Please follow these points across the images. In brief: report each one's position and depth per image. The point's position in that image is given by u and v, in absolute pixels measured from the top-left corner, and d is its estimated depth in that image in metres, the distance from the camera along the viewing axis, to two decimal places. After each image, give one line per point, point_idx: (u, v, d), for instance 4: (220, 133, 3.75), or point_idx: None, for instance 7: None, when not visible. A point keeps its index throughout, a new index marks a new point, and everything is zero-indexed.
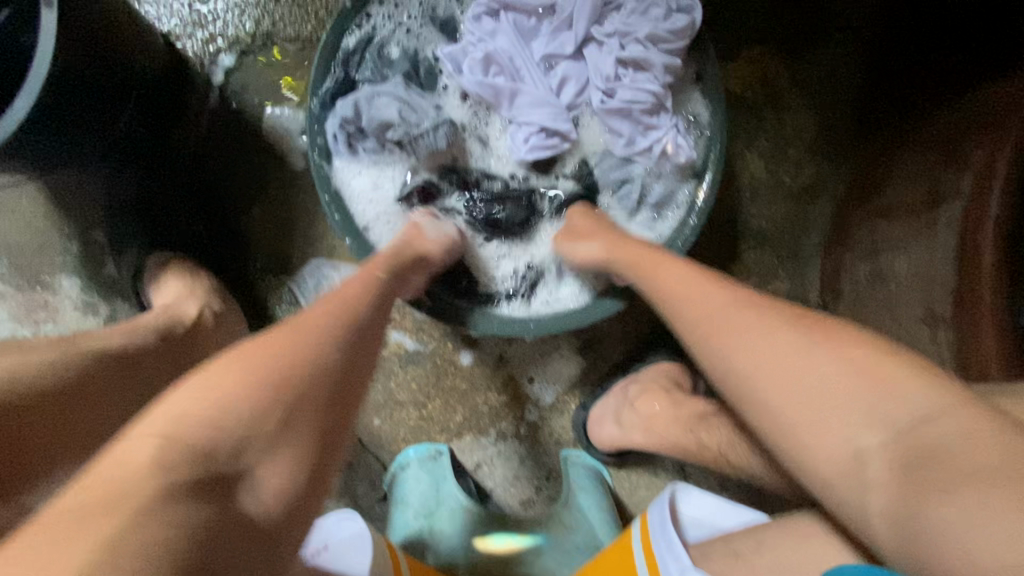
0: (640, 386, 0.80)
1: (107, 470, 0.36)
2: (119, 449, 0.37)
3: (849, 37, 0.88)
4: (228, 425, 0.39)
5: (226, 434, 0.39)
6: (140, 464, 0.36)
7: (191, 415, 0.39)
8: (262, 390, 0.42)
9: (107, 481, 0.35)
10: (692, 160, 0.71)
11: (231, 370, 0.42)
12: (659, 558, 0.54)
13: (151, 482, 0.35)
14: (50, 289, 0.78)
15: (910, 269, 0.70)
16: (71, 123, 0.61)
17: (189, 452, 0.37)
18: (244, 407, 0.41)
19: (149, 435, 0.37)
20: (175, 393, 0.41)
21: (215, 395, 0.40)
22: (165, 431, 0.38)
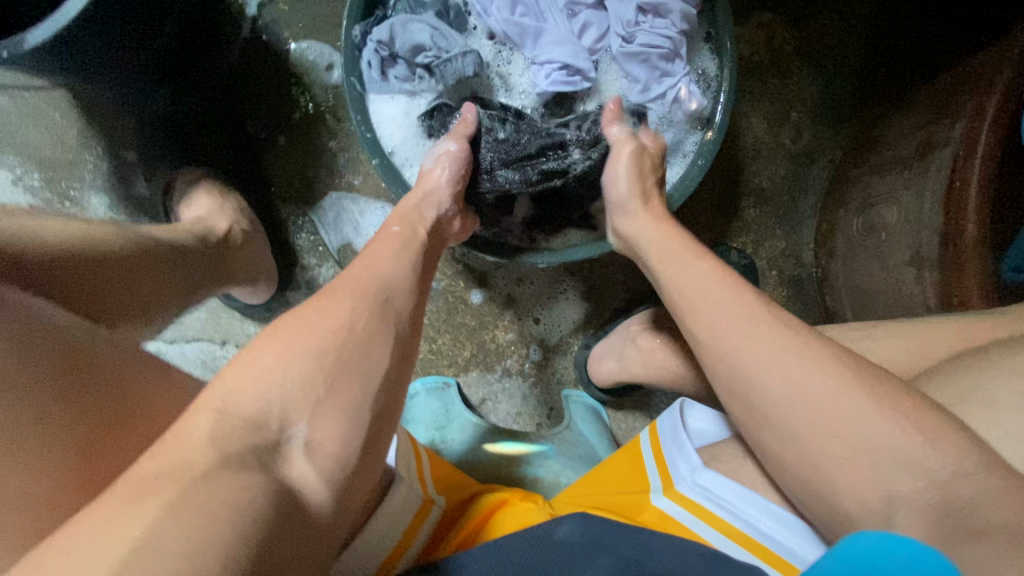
0: (641, 323, 0.84)
1: (236, 379, 0.38)
2: (251, 357, 0.39)
3: (852, 10, 0.92)
4: (328, 360, 0.40)
5: (323, 371, 0.40)
6: (265, 377, 0.38)
7: (308, 339, 0.41)
8: (357, 335, 0.43)
9: (237, 387, 0.37)
10: (702, 107, 0.74)
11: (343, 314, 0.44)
12: (669, 461, 0.58)
13: (257, 374, 0.38)
14: (79, 204, 0.81)
15: (902, 217, 0.75)
16: (117, 33, 0.64)
17: (299, 374, 0.39)
18: (341, 350, 0.41)
19: (273, 349, 0.40)
20: (300, 317, 0.43)
21: (325, 328, 0.42)
22: (288, 347, 0.40)
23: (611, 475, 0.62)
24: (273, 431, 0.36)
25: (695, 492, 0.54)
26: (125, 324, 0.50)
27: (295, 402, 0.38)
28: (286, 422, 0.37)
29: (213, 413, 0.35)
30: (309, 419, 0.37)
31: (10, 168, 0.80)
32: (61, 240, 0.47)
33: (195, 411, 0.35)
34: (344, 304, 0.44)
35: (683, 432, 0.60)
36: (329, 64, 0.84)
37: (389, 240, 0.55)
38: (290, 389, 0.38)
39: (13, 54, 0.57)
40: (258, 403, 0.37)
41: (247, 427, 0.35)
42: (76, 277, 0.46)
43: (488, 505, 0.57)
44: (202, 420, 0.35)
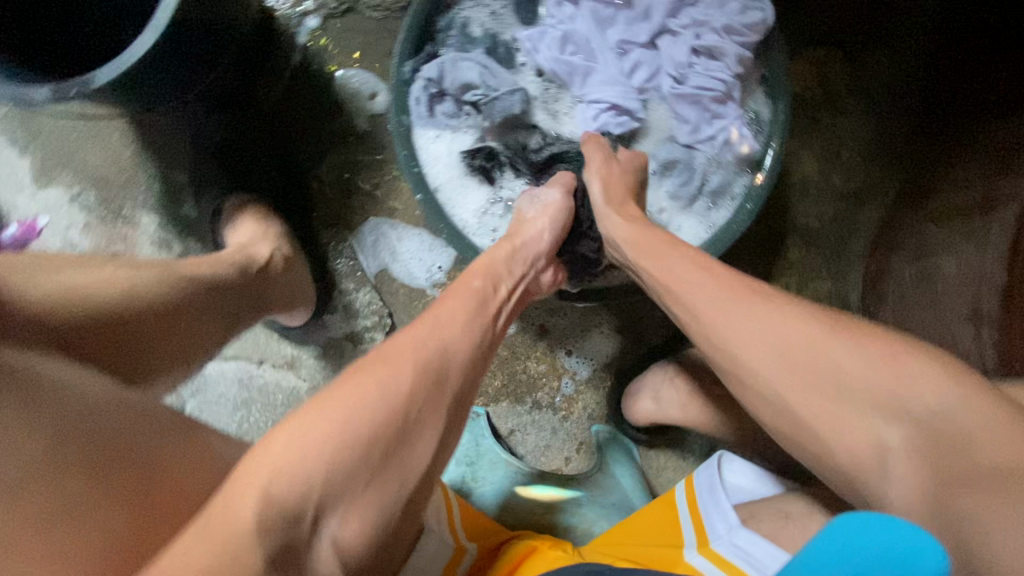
0: (679, 363, 0.81)
1: (283, 453, 0.39)
2: (305, 426, 0.41)
3: (915, 50, 0.89)
4: (373, 454, 0.42)
5: (366, 464, 0.41)
6: (317, 455, 0.40)
7: (361, 421, 0.42)
8: (407, 421, 0.44)
9: (285, 463, 0.39)
10: (752, 150, 0.73)
11: (401, 395, 0.44)
12: (704, 516, 0.56)
13: (304, 473, 0.39)
14: (130, 223, 0.84)
15: (958, 271, 0.72)
16: (177, 66, 0.66)
17: (344, 469, 0.40)
18: (390, 439, 0.43)
19: (331, 424, 0.41)
20: (362, 385, 0.44)
21: (381, 406, 0.43)
22: (342, 424, 0.41)
23: (640, 526, 0.60)
24: (305, 524, 0.39)
25: (731, 551, 0.51)
26: (162, 376, 0.54)
27: (333, 493, 0.40)
28: (319, 514, 0.40)
29: (257, 495, 0.37)
30: (342, 513, 0.41)
31: (68, 187, 0.83)
32: (107, 299, 0.50)
33: (242, 483, 0.38)
34: (407, 383, 0.45)
35: (719, 487, 0.58)
36: (372, 92, 0.85)
37: (464, 300, 0.54)
38: (328, 486, 0.40)
39: (84, 91, 0.59)
40: (298, 493, 0.39)
41: (285, 522, 0.38)
42: (117, 339, 0.49)
43: (517, 550, 0.56)
44: (248, 500, 0.37)
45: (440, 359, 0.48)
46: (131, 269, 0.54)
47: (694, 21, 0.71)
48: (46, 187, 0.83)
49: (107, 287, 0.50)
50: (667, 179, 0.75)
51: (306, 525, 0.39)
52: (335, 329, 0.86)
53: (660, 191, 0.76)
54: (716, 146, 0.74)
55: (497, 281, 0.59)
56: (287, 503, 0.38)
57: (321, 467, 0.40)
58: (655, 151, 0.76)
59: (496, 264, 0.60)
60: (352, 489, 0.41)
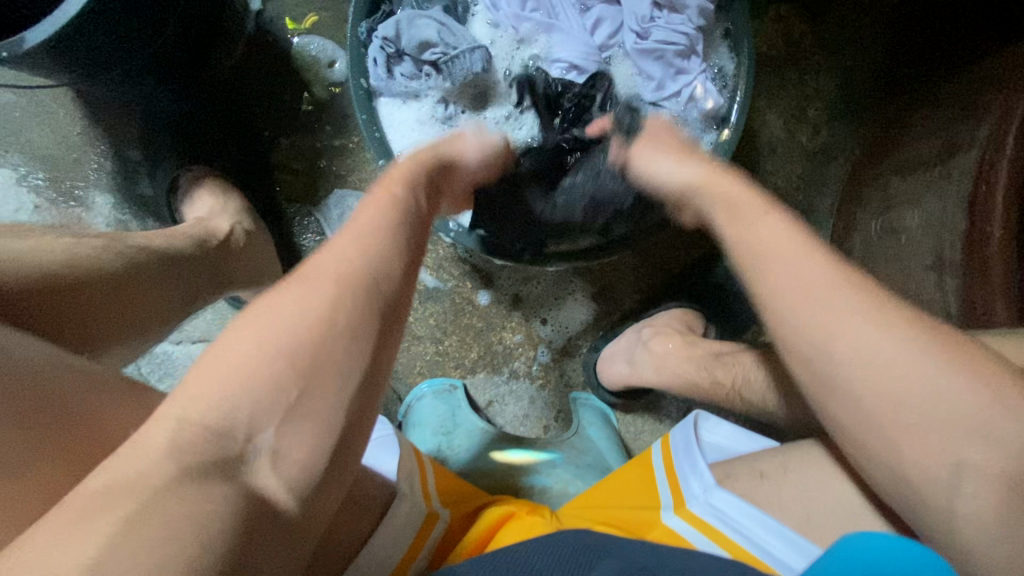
0: (654, 327, 0.82)
1: (198, 381, 0.34)
2: (213, 356, 0.36)
3: (878, 5, 0.89)
4: (300, 361, 0.36)
5: (294, 371, 0.36)
6: (232, 374, 0.35)
7: (272, 334, 0.36)
8: (338, 329, 0.38)
9: (198, 390, 0.34)
10: (717, 106, 0.72)
11: (308, 306, 0.38)
12: (682, 478, 0.56)
13: (224, 395, 0.34)
14: (84, 203, 0.80)
15: (923, 221, 0.72)
16: (119, 27, 0.62)
17: (270, 382, 0.35)
18: (317, 345, 0.37)
19: (241, 344, 0.36)
20: (269, 304, 0.38)
21: (302, 323, 0.37)
22: (253, 344, 0.36)
23: (618, 487, 0.60)
24: (239, 441, 0.33)
25: (707, 511, 0.52)
26: (114, 346, 0.51)
27: (261, 409, 0.34)
28: (254, 430, 0.34)
29: (172, 422, 0.32)
30: (280, 425, 0.35)
31: (14, 167, 0.79)
32: (57, 261, 0.47)
33: (155, 416, 0.33)
34: (328, 289, 0.39)
35: (695, 445, 0.58)
36: (331, 60, 0.83)
37: (382, 205, 0.48)
38: (254, 402, 0.34)
39: (16, 51, 0.56)
40: (219, 412, 0.33)
41: (211, 440, 0.33)
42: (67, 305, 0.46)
43: (498, 516, 0.55)
44: (161, 428, 0.32)
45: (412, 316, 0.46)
46: (73, 238, 0.52)
47: None
48: None
49: (47, 253, 0.48)
50: None
51: (242, 444, 0.34)
52: None
53: None
54: (681, 102, 0.73)
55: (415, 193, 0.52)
56: (208, 423, 0.33)
57: (241, 387, 0.34)
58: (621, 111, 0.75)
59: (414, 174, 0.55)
60: (285, 401, 0.35)
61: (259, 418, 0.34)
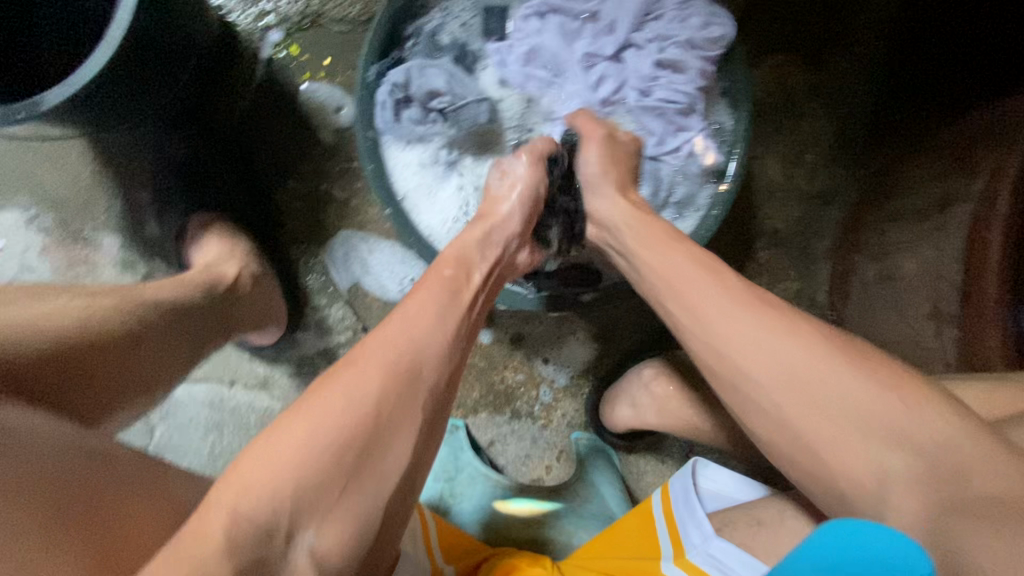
0: (654, 367, 0.81)
1: (250, 468, 0.38)
2: (275, 438, 0.40)
3: (872, 55, 0.92)
4: (345, 460, 0.40)
5: (342, 463, 0.40)
6: (274, 477, 0.38)
7: (332, 425, 0.41)
8: (381, 421, 0.42)
9: (253, 478, 0.38)
10: (716, 161, 0.75)
11: (307, 457, 0.39)
12: (681, 527, 0.55)
13: (281, 486, 0.38)
14: (92, 245, 0.81)
15: (920, 269, 0.74)
16: (133, 82, 0.64)
17: (314, 479, 0.39)
18: (362, 437, 0.41)
19: (296, 436, 0.40)
20: (327, 393, 0.42)
21: (356, 415, 0.41)
22: (232, 503, 0.37)
23: (619, 535, 0.59)
24: (281, 538, 0.37)
25: (706, 563, 0.50)
26: (121, 405, 0.51)
27: (302, 507, 0.38)
28: (294, 527, 0.38)
29: (226, 513, 0.36)
30: (319, 523, 0.39)
31: (25, 210, 0.80)
32: (45, 333, 0.46)
33: (211, 506, 0.37)
34: (379, 382, 0.43)
35: (694, 493, 0.56)
36: (338, 105, 0.84)
37: (436, 288, 0.53)
38: (292, 499, 0.38)
39: (31, 114, 0.57)
40: (268, 506, 0.37)
41: (267, 518, 0.37)
42: (72, 364, 0.47)
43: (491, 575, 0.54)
44: (216, 519, 0.36)
45: (432, 377, 0.46)
46: (86, 299, 0.52)
47: (658, 36, 0.72)
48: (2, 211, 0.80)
49: (58, 320, 0.48)
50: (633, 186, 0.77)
51: (284, 538, 0.38)
52: (308, 346, 0.85)
53: None
54: (678, 161, 0.75)
55: (470, 267, 0.57)
56: (255, 516, 0.37)
57: (286, 482, 0.38)
58: None
59: (467, 247, 0.59)
60: (327, 497, 0.39)
61: (300, 517, 0.38)
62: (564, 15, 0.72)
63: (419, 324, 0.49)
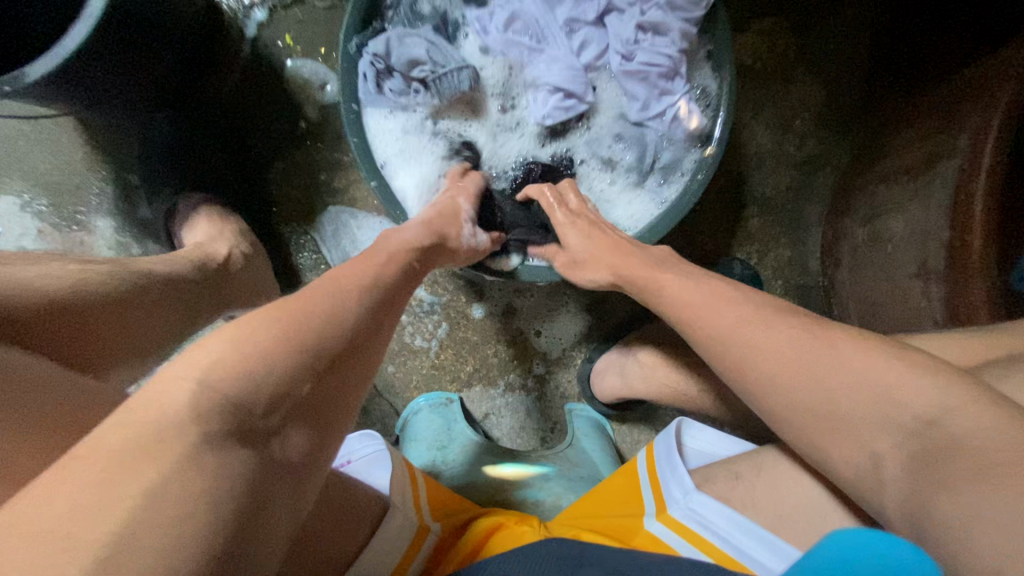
0: (645, 338, 0.82)
1: (214, 349, 0.33)
2: (245, 328, 0.36)
3: (860, 15, 0.91)
4: (321, 356, 0.37)
5: (317, 362, 0.37)
6: (244, 359, 0.33)
7: (260, 354, 0.34)
8: (356, 337, 0.41)
9: (220, 356, 0.33)
10: (701, 125, 0.75)
11: (280, 348, 0.35)
12: (663, 483, 0.55)
13: (257, 368, 0.33)
14: (86, 228, 0.82)
15: (909, 228, 0.74)
16: (116, 57, 0.64)
17: (289, 366, 0.35)
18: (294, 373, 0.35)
19: (267, 326, 0.36)
20: (300, 299, 0.40)
21: (327, 317, 0.39)
22: (197, 377, 0.32)
23: (606, 495, 0.59)
24: (256, 421, 0.32)
25: (686, 516, 0.51)
26: (111, 372, 0.53)
27: (278, 391, 0.34)
28: (268, 419, 0.33)
29: (190, 385, 0.31)
30: (296, 419, 0.34)
31: (19, 195, 0.81)
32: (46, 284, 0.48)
33: (169, 376, 0.31)
34: (348, 299, 0.43)
35: (677, 452, 0.57)
36: (323, 82, 0.85)
37: (390, 246, 0.53)
38: (263, 384, 0.33)
39: (18, 87, 0.58)
40: (243, 384, 0.32)
41: (242, 394, 0.32)
42: (71, 312, 0.48)
43: (479, 530, 0.56)
44: (179, 389, 0.31)
45: None
46: (76, 266, 0.53)
47: None
48: None
49: (47, 279, 0.49)
50: (617, 152, 0.78)
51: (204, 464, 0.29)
52: None
53: (611, 172, 0.79)
54: (662, 129, 0.76)
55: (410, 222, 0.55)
56: (224, 394, 0.31)
57: (259, 367, 0.34)
58: (607, 127, 0.78)
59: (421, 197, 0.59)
60: (304, 389, 0.35)
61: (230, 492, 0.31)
62: None
63: (376, 277, 0.47)
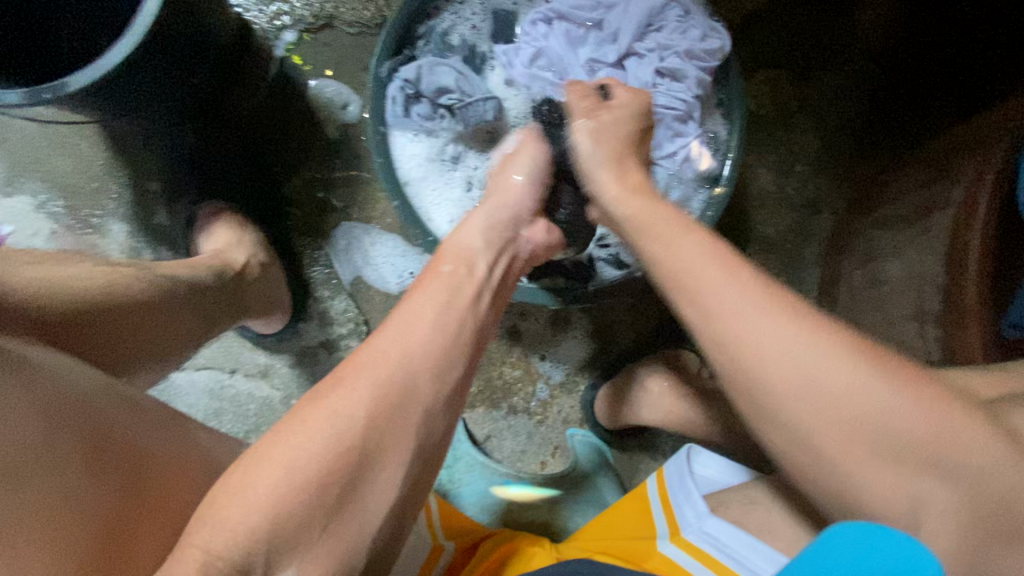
0: (649, 367, 0.84)
1: (229, 504, 0.36)
2: (251, 476, 0.37)
3: (860, 72, 0.96)
4: (328, 492, 0.38)
5: (321, 503, 0.37)
6: (250, 523, 0.35)
7: (307, 458, 0.38)
8: (366, 447, 0.40)
9: (229, 515, 0.35)
10: (711, 167, 0.78)
11: (288, 496, 0.36)
12: (676, 506, 0.57)
13: (260, 533, 0.35)
14: (100, 232, 0.83)
15: (905, 272, 0.77)
16: (154, 72, 0.66)
17: (297, 509, 0.36)
18: (346, 472, 0.39)
19: (270, 470, 0.37)
20: (306, 424, 0.39)
21: (332, 443, 0.39)
22: (207, 546, 0.34)
23: (615, 520, 0.60)
24: (254, 549, 0.35)
25: (701, 540, 0.52)
26: (147, 371, 0.54)
27: (283, 542, 0.35)
28: (270, 532, 0.35)
29: (198, 558, 0.33)
30: (302, 551, 0.36)
31: (35, 194, 0.82)
32: (80, 295, 0.48)
33: (185, 544, 0.34)
34: (365, 403, 0.41)
35: (689, 478, 0.59)
36: (345, 102, 0.87)
37: (431, 284, 0.52)
38: (267, 534, 0.35)
39: (57, 95, 0.59)
40: (243, 544, 0.34)
41: (247, 551, 0.34)
42: (97, 329, 0.48)
43: (491, 552, 0.56)
44: (187, 559, 0.33)
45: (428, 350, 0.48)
46: (111, 267, 0.54)
47: (661, 46, 0.75)
48: (12, 196, 0.81)
49: (88, 283, 0.50)
50: None
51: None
52: (310, 337, 0.86)
53: None
54: (672, 169, 0.78)
55: (471, 262, 0.56)
56: (233, 552, 0.34)
57: (259, 526, 0.35)
58: None
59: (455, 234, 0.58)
60: (315, 523, 0.37)
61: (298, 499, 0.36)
62: (571, 23, 0.76)
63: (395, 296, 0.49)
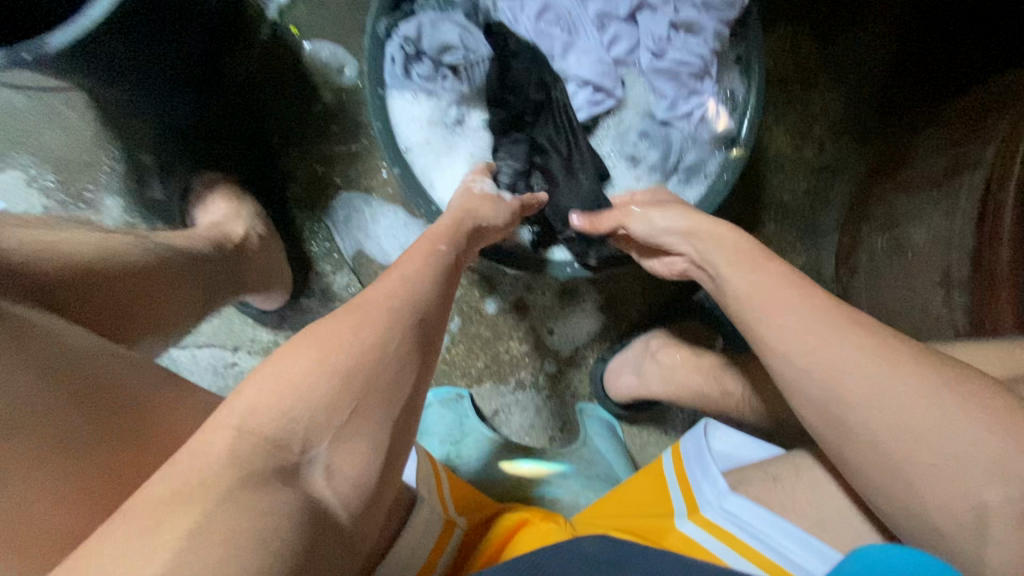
0: (661, 339, 0.82)
1: (258, 385, 0.35)
2: (278, 365, 0.37)
3: (884, 26, 0.91)
4: (355, 385, 0.37)
5: (350, 393, 0.37)
6: (279, 405, 0.34)
7: (340, 355, 0.38)
8: (389, 357, 0.40)
9: (259, 397, 0.34)
10: (728, 128, 0.74)
11: (320, 381, 0.36)
12: (694, 483, 0.55)
13: (298, 407, 0.34)
14: (94, 207, 0.80)
15: (931, 236, 0.73)
16: (141, 32, 0.62)
17: (328, 393, 0.36)
18: (372, 372, 0.38)
19: (304, 355, 0.37)
20: (336, 327, 0.40)
21: (361, 341, 0.39)
22: (240, 421, 0.33)
23: (630, 496, 0.59)
24: None
25: (721, 517, 0.50)
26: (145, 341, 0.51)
27: (315, 428, 0.35)
28: None
29: (234, 431, 0.33)
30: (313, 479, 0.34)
31: (25, 168, 0.79)
32: (65, 257, 0.45)
33: (214, 424, 0.33)
34: (383, 319, 0.42)
35: (707, 452, 0.57)
36: (342, 66, 0.83)
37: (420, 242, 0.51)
38: (300, 415, 0.34)
39: (38, 56, 0.56)
40: (278, 422, 0.34)
41: (280, 428, 0.34)
42: (89, 291, 0.45)
43: (504, 529, 0.55)
44: (221, 437, 0.32)
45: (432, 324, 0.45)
46: (101, 235, 0.51)
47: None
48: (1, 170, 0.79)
49: (78, 247, 0.47)
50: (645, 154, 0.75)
51: (294, 456, 0.34)
52: (312, 312, 0.84)
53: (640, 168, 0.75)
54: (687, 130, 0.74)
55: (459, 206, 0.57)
56: (269, 427, 0.33)
57: (290, 406, 0.34)
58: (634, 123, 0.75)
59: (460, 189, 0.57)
60: (341, 416, 0.36)
61: (314, 433, 0.35)
62: None
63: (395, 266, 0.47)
